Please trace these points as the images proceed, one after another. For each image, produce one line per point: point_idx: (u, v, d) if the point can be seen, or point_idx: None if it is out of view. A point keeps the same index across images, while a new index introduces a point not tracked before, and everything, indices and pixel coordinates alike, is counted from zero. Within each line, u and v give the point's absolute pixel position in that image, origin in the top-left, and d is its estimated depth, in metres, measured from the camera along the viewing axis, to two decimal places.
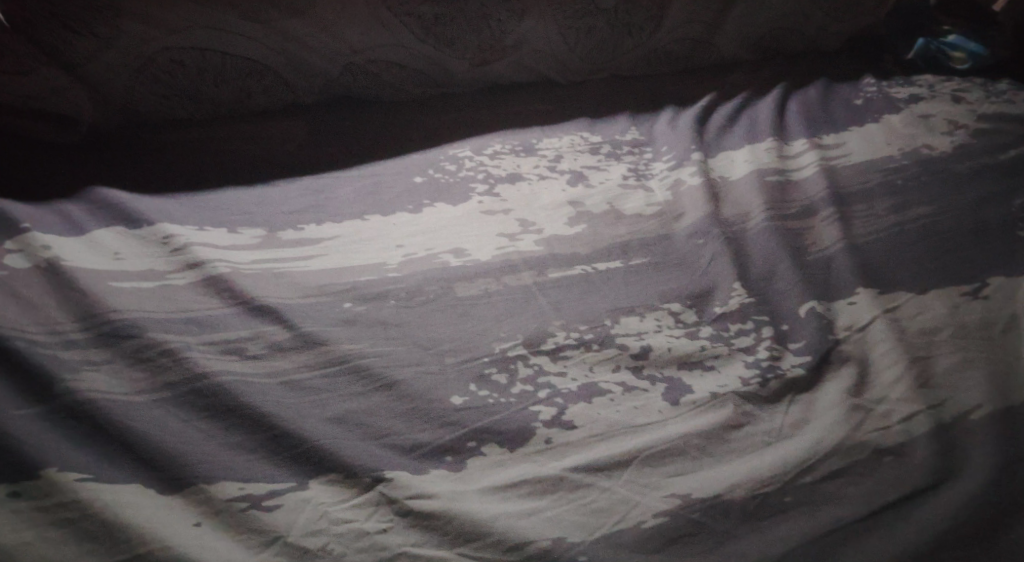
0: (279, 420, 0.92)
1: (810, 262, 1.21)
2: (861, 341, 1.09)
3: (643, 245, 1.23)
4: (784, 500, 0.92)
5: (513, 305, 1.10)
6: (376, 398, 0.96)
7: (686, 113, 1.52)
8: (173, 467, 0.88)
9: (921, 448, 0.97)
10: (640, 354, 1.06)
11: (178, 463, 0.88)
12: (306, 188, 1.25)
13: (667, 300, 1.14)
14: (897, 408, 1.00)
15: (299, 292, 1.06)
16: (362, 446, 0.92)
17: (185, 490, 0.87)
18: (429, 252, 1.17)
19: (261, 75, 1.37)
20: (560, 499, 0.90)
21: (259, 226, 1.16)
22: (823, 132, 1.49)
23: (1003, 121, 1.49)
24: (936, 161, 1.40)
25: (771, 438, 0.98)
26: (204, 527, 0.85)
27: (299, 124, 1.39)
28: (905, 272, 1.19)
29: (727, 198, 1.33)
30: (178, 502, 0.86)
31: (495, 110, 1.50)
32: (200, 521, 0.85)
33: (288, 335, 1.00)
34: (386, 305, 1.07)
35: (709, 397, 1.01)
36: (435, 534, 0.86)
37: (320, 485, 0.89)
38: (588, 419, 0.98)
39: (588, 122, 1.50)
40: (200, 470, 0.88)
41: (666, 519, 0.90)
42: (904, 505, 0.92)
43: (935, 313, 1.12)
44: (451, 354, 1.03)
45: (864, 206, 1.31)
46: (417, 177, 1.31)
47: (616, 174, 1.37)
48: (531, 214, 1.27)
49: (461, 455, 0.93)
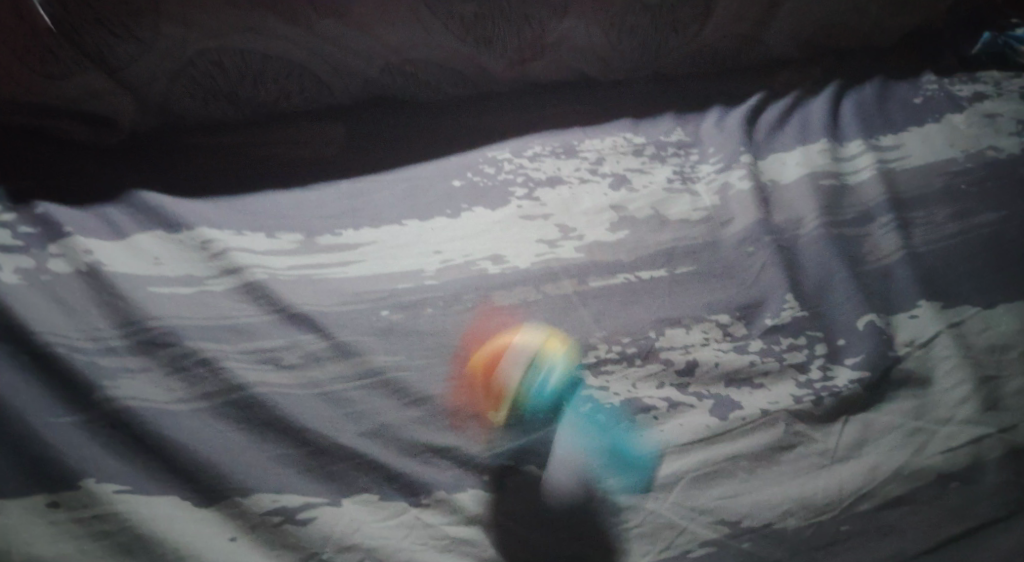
0: (316, 434, 0.90)
1: (868, 272, 1.16)
2: (923, 357, 1.03)
3: (690, 253, 1.20)
4: (841, 529, 0.88)
5: (553, 316, 1.07)
6: (411, 413, 0.93)
7: (734, 112, 1.48)
8: (207, 479, 0.85)
9: (989, 474, 0.92)
10: (685, 370, 1.02)
11: (213, 476, 0.86)
12: (344, 193, 1.23)
13: (714, 312, 1.11)
14: (963, 431, 0.95)
15: (337, 299, 1.03)
16: (398, 462, 0.89)
17: (220, 503, 0.84)
18: (468, 259, 1.14)
19: (301, 78, 1.35)
20: (602, 523, 0.87)
21: (297, 232, 1.13)
22: (880, 133, 1.43)
23: None
24: (1002, 165, 1.34)
25: (826, 459, 0.93)
26: (239, 542, 0.82)
27: (338, 127, 1.36)
28: (968, 283, 1.14)
29: (778, 203, 1.28)
30: (213, 515, 0.84)
31: (537, 110, 1.47)
32: (235, 535, 0.83)
33: (323, 344, 0.98)
34: (424, 313, 1.04)
35: (759, 415, 0.97)
36: (471, 555, 0.84)
37: (355, 501, 0.86)
38: (632, 440, 0.94)
39: (632, 123, 1.46)
40: (234, 482, 0.86)
41: (713, 548, 0.86)
42: (977, 534, 0.88)
43: (1001, 328, 1.07)
44: (489, 367, 1.00)
45: (925, 213, 1.27)
46: (456, 181, 1.28)
47: (661, 177, 1.34)
48: (573, 220, 1.23)
49: (500, 473, 0.90)
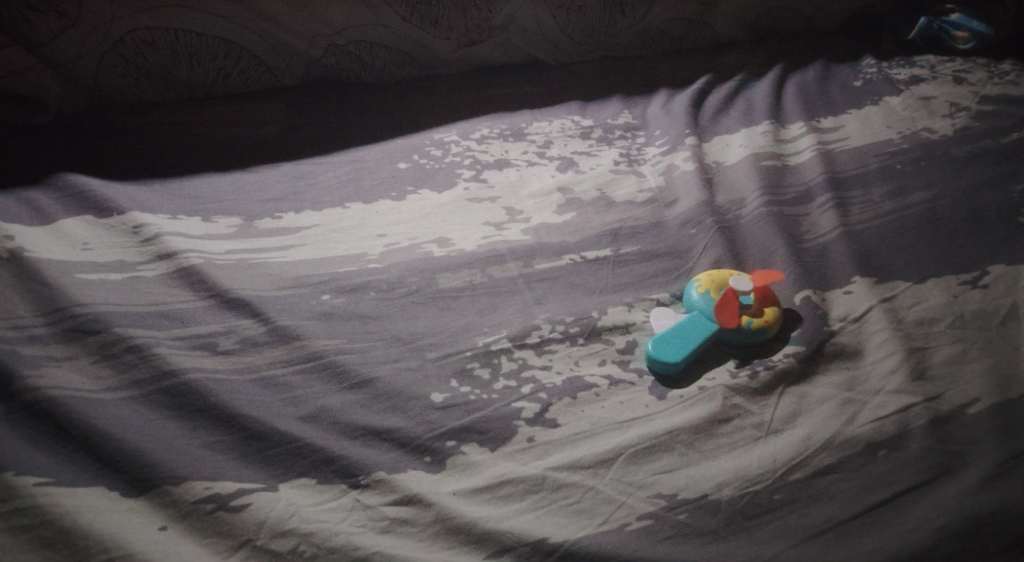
0: (254, 421, 0.88)
1: (805, 250, 1.19)
2: (855, 333, 1.07)
3: (634, 233, 1.21)
4: (774, 498, 0.90)
5: (497, 300, 1.08)
6: (350, 397, 0.93)
7: (680, 95, 1.48)
8: (136, 468, 0.84)
9: (915, 440, 0.94)
10: (627, 349, 1.05)
11: (144, 464, 0.84)
12: (285, 174, 1.21)
13: (656, 292, 1.13)
14: (892, 400, 0.98)
15: (274, 284, 1.02)
16: (338, 444, 0.88)
17: (149, 492, 0.83)
18: (413, 242, 1.13)
19: (238, 58, 1.33)
20: (542, 501, 0.87)
21: (235, 215, 1.12)
22: (822, 115, 1.45)
23: (1004, 103, 1.46)
24: (936, 145, 1.37)
25: (761, 431, 0.96)
26: (170, 531, 0.81)
27: (279, 107, 1.34)
28: (903, 260, 1.17)
29: (722, 184, 1.30)
30: (142, 505, 0.82)
31: (483, 93, 1.46)
32: (165, 524, 0.81)
33: (260, 330, 0.97)
34: (365, 297, 1.04)
35: (696, 391, 1.00)
36: (409, 539, 0.83)
37: (291, 487, 0.85)
38: (572, 417, 0.96)
39: (579, 105, 1.46)
40: (166, 470, 0.84)
41: (650, 521, 0.87)
42: (901, 499, 0.89)
43: (932, 303, 1.11)
44: (431, 349, 1.00)
45: (863, 191, 1.29)
46: (401, 163, 1.28)
47: (607, 159, 1.34)
48: (519, 202, 1.23)
49: (441, 455, 0.90)
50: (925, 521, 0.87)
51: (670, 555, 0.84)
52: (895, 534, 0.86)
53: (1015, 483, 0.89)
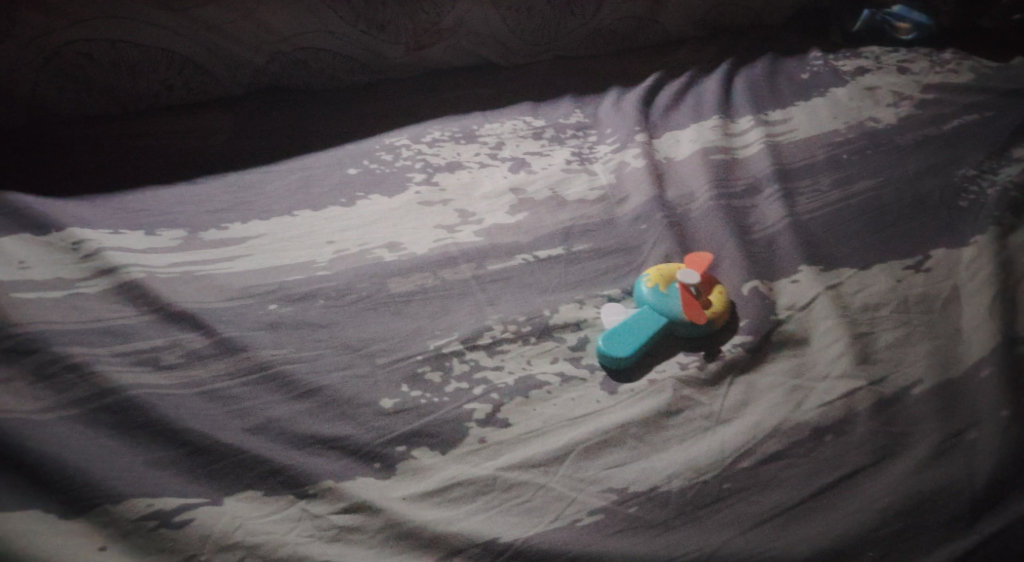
0: (199, 434, 0.88)
1: (754, 241, 1.21)
2: (802, 320, 1.08)
3: (586, 231, 1.22)
4: (723, 487, 0.92)
5: (448, 303, 1.08)
6: (298, 406, 0.92)
7: (632, 93, 1.50)
8: (75, 488, 0.83)
9: (859, 424, 0.97)
10: (578, 346, 1.05)
11: (81, 484, 0.83)
12: (231, 185, 1.20)
13: (607, 288, 1.14)
14: (837, 385, 1.00)
15: (221, 296, 1.02)
16: (286, 454, 0.88)
17: (87, 513, 0.82)
18: (362, 248, 1.13)
19: (179, 68, 1.32)
20: (494, 501, 0.89)
21: (179, 228, 1.11)
22: (769, 108, 1.47)
23: (946, 91, 1.49)
24: (881, 134, 1.39)
25: (710, 421, 0.98)
26: (109, 551, 0.80)
27: (224, 115, 1.33)
28: (850, 248, 1.19)
29: (672, 179, 1.32)
30: (81, 526, 0.81)
31: (434, 95, 1.46)
32: (105, 545, 0.80)
33: (205, 342, 0.96)
34: (315, 305, 1.04)
35: (646, 384, 1.01)
36: (359, 547, 0.83)
37: (238, 500, 0.84)
38: (524, 416, 0.97)
39: (531, 106, 1.46)
40: (105, 489, 0.83)
41: (601, 515, 0.89)
42: (847, 482, 0.92)
43: (877, 288, 1.13)
44: (382, 355, 1.00)
45: (810, 182, 1.31)
46: (351, 169, 1.27)
47: (559, 159, 1.35)
48: (471, 204, 1.24)
49: (391, 460, 0.90)
50: (869, 503, 0.90)
51: (621, 548, 0.86)
52: (841, 517, 0.89)
53: (953, 463, 0.93)
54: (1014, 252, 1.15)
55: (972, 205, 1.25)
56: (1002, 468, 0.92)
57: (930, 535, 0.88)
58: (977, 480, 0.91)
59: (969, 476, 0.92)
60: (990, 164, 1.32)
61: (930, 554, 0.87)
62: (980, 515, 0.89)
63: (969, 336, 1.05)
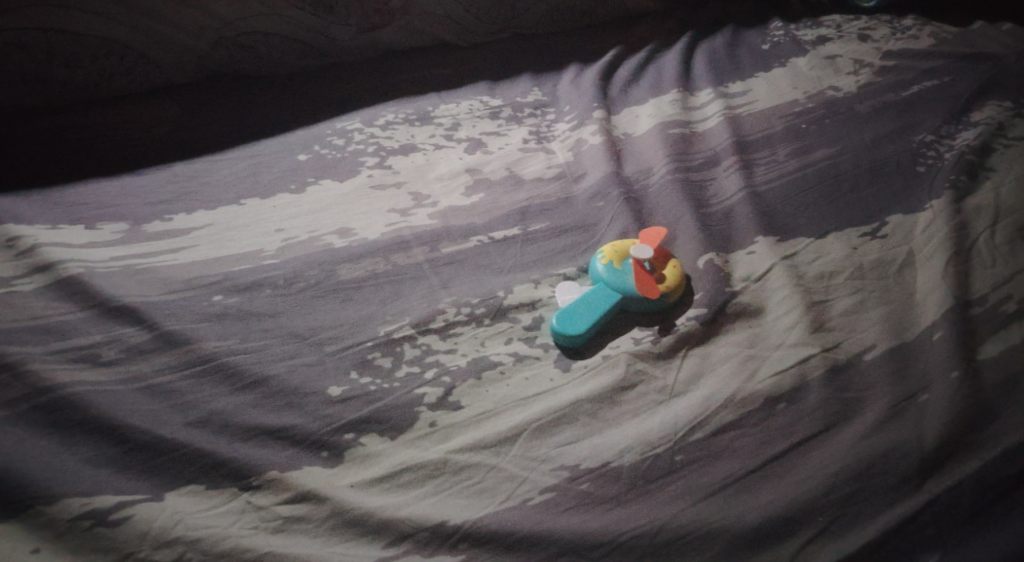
0: (138, 431, 0.86)
1: (711, 214, 1.20)
2: (758, 291, 1.07)
3: (542, 210, 1.20)
4: (675, 459, 0.91)
5: (400, 287, 1.07)
6: (243, 398, 0.91)
7: (591, 69, 1.48)
8: (7, 490, 0.81)
9: (812, 391, 0.96)
10: (533, 325, 1.04)
11: (14, 485, 0.81)
12: (175, 175, 1.18)
13: (562, 266, 1.12)
14: (792, 353, 0.99)
15: (163, 289, 1.00)
16: (229, 447, 0.87)
17: (20, 516, 0.80)
18: (312, 234, 1.12)
19: (118, 57, 1.29)
20: (444, 484, 0.88)
21: (122, 220, 1.09)
22: (729, 80, 1.45)
23: (906, 58, 1.48)
24: (841, 103, 1.38)
25: (664, 395, 0.97)
26: (44, 553, 0.79)
27: (170, 105, 1.31)
28: (807, 216, 1.18)
29: (629, 155, 1.30)
30: (13, 529, 0.79)
31: (389, 77, 1.43)
32: (39, 547, 0.79)
33: (146, 337, 0.94)
34: (261, 294, 1.02)
35: (600, 360, 1.00)
36: (304, 537, 0.82)
37: (178, 495, 0.83)
38: (477, 397, 0.96)
39: (488, 86, 1.44)
40: (39, 491, 0.81)
41: (553, 493, 0.88)
42: (799, 449, 0.92)
43: (832, 256, 1.12)
44: (331, 342, 0.98)
45: (768, 152, 1.30)
46: (302, 155, 1.25)
47: (516, 139, 1.33)
48: (425, 186, 1.22)
49: (338, 448, 0.89)
50: (819, 469, 0.90)
51: (571, 525, 0.86)
52: (791, 484, 0.89)
53: (904, 426, 0.92)
54: (969, 215, 1.14)
55: (929, 169, 1.24)
56: (951, 429, 0.91)
57: (878, 498, 0.88)
58: (926, 441, 0.91)
59: (918, 438, 0.91)
60: (948, 127, 1.31)
61: (880, 516, 0.87)
62: (929, 476, 0.89)
63: (922, 301, 1.04)
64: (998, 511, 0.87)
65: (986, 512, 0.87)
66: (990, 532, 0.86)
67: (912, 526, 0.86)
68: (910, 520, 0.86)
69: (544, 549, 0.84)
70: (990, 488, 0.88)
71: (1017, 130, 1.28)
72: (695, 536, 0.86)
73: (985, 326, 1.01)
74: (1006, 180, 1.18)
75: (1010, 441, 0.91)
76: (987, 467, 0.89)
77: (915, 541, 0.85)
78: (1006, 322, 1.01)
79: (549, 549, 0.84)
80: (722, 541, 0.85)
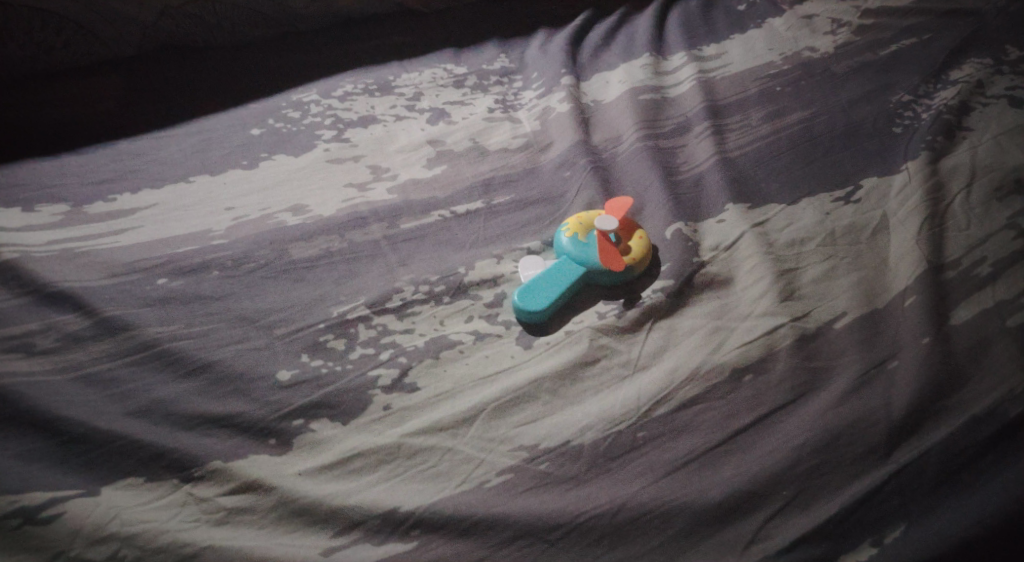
0: (73, 423, 0.84)
1: (680, 181, 1.15)
2: (726, 261, 1.04)
3: (507, 182, 1.16)
4: (638, 436, 0.88)
5: (355, 266, 1.03)
6: (186, 385, 0.89)
7: (560, 34, 1.43)
8: None
9: (780, 361, 0.93)
10: (494, 303, 1.01)
11: None
12: (120, 153, 1.14)
13: (526, 240, 1.08)
14: (760, 323, 0.96)
15: (103, 273, 0.97)
16: (170, 437, 0.84)
17: None
18: (264, 213, 1.08)
19: (58, 29, 1.25)
20: (397, 469, 0.85)
21: (63, 202, 1.06)
22: (703, 42, 1.40)
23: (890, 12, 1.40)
24: (817, 64, 1.33)
25: (627, 370, 0.94)
26: None
27: (116, 80, 1.26)
28: (780, 181, 1.14)
29: (598, 123, 1.26)
30: None
31: (349, 46, 1.38)
32: None
33: (84, 324, 0.92)
34: (208, 277, 0.99)
35: (563, 336, 0.97)
36: (248, 529, 0.80)
37: (115, 490, 0.81)
38: (434, 378, 0.93)
39: (453, 53, 1.39)
40: None
41: (511, 475, 0.86)
42: (765, 421, 0.89)
43: (805, 222, 1.07)
44: (280, 325, 0.95)
45: (741, 116, 1.25)
46: (255, 129, 1.21)
47: (481, 107, 1.27)
48: (385, 159, 1.17)
49: (286, 435, 0.87)
50: (784, 442, 0.87)
51: (528, 508, 0.83)
52: (755, 458, 0.86)
53: (873, 395, 0.89)
54: (945, 176, 1.09)
55: (906, 131, 1.18)
56: (920, 396, 0.88)
57: (845, 469, 0.85)
58: (894, 410, 0.88)
59: (886, 407, 0.88)
60: (926, 88, 1.24)
61: (846, 488, 0.84)
62: (896, 445, 0.86)
63: (895, 266, 1.00)
64: (966, 478, 0.85)
65: (954, 480, 0.84)
66: (957, 500, 0.83)
67: (879, 497, 0.83)
68: (876, 491, 0.83)
69: (499, 533, 0.82)
70: (960, 456, 0.85)
71: (996, 87, 1.21)
72: (656, 515, 0.83)
73: (957, 291, 0.97)
74: (983, 141, 1.13)
75: (980, 406, 0.88)
76: (957, 433, 0.86)
77: (881, 512, 0.83)
78: (980, 286, 0.97)
79: (503, 533, 0.82)
80: (682, 519, 0.83)
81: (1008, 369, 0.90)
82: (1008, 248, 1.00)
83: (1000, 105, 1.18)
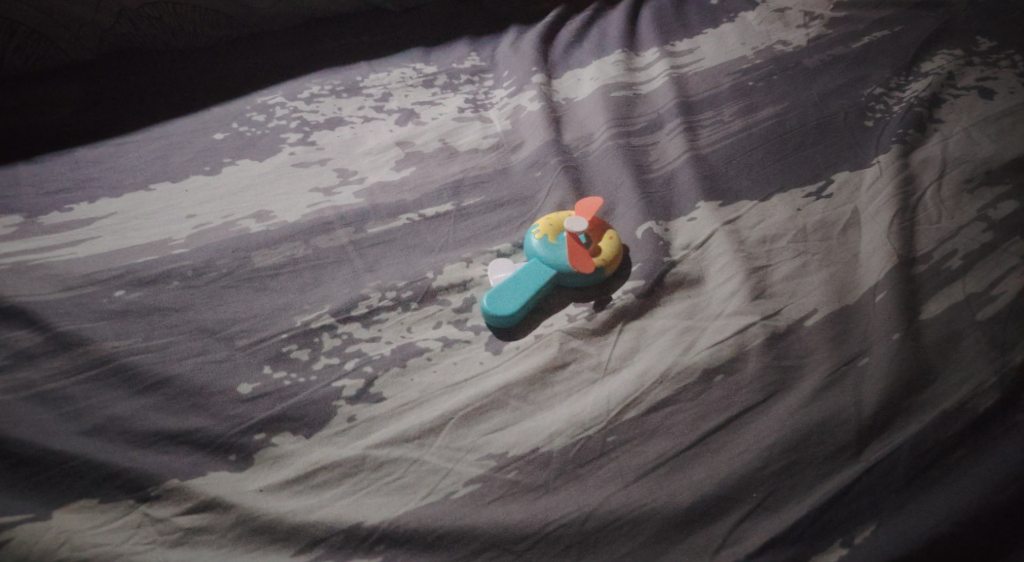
0: (26, 442, 0.82)
1: (652, 179, 1.13)
2: (698, 259, 1.02)
3: (476, 183, 1.13)
4: (608, 441, 0.87)
5: (320, 273, 1.01)
6: (144, 401, 0.88)
7: (531, 31, 1.40)
8: None
9: (751, 361, 0.91)
10: (463, 308, 0.99)
11: None
12: (78, 161, 1.12)
13: (496, 242, 1.06)
14: (731, 322, 0.95)
15: (58, 287, 0.95)
16: (125, 455, 0.83)
17: None
18: (227, 219, 1.05)
19: (10, 31, 1.23)
20: (361, 482, 0.84)
21: (16, 213, 1.04)
22: (675, 38, 1.38)
23: (862, 5, 1.39)
24: (789, 58, 1.31)
25: (597, 373, 0.92)
26: None
27: (73, 85, 1.24)
28: (753, 177, 1.12)
29: (569, 121, 1.24)
30: None
31: (314, 47, 1.35)
32: None
33: (38, 339, 0.90)
34: (167, 288, 0.97)
35: (532, 340, 0.95)
36: (207, 549, 0.79)
37: (68, 512, 0.80)
38: (400, 387, 0.91)
39: (421, 52, 1.36)
40: None
41: (478, 485, 0.84)
42: (735, 422, 0.87)
43: (776, 218, 1.06)
44: (242, 336, 0.94)
45: (713, 112, 1.23)
46: (218, 134, 1.18)
47: (451, 107, 1.25)
48: (351, 162, 1.15)
49: (247, 450, 0.86)
50: (754, 443, 0.86)
51: (494, 518, 0.82)
52: (726, 461, 0.85)
53: (844, 392, 0.88)
54: (917, 169, 1.08)
55: (878, 124, 1.17)
56: (892, 394, 0.87)
57: (815, 469, 0.84)
58: (865, 408, 0.87)
59: (856, 405, 0.87)
60: (898, 80, 1.23)
61: (816, 489, 0.83)
62: (867, 444, 0.85)
63: (867, 262, 0.99)
64: (939, 474, 0.83)
65: (926, 477, 0.83)
66: (928, 497, 0.82)
67: (849, 497, 0.82)
68: (847, 491, 0.82)
69: (466, 545, 0.80)
70: (932, 453, 0.84)
71: (967, 79, 1.20)
72: (625, 522, 0.82)
73: (927, 285, 0.96)
74: (954, 132, 1.12)
75: (950, 401, 0.87)
76: (927, 429, 0.85)
77: (851, 512, 0.81)
78: (951, 279, 0.96)
79: (470, 545, 0.80)
80: (652, 525, 0.81)
81: (978, 363, 0.89)
82: (980, 240, 0.99)
83: (971, 96, 1.17)
